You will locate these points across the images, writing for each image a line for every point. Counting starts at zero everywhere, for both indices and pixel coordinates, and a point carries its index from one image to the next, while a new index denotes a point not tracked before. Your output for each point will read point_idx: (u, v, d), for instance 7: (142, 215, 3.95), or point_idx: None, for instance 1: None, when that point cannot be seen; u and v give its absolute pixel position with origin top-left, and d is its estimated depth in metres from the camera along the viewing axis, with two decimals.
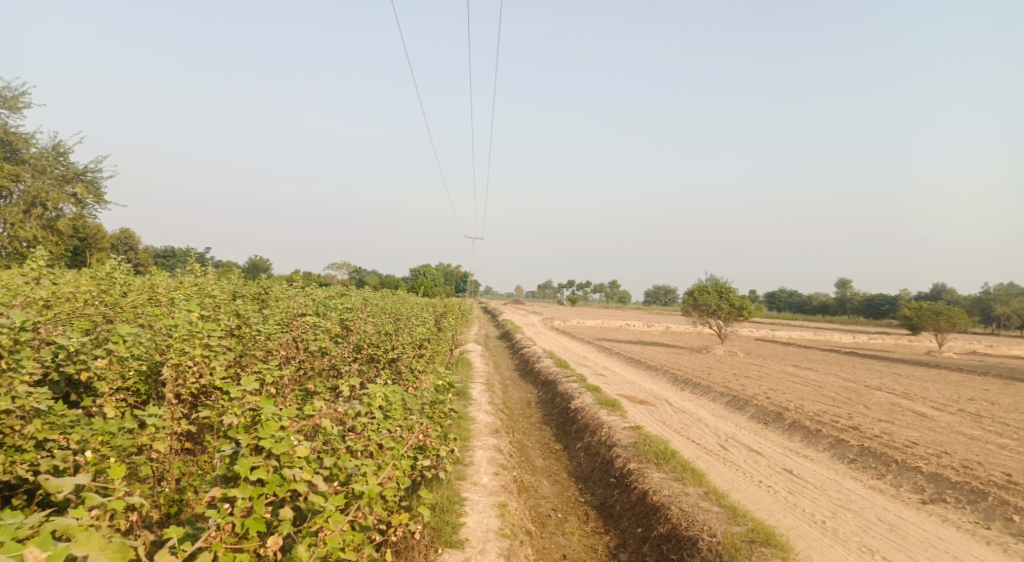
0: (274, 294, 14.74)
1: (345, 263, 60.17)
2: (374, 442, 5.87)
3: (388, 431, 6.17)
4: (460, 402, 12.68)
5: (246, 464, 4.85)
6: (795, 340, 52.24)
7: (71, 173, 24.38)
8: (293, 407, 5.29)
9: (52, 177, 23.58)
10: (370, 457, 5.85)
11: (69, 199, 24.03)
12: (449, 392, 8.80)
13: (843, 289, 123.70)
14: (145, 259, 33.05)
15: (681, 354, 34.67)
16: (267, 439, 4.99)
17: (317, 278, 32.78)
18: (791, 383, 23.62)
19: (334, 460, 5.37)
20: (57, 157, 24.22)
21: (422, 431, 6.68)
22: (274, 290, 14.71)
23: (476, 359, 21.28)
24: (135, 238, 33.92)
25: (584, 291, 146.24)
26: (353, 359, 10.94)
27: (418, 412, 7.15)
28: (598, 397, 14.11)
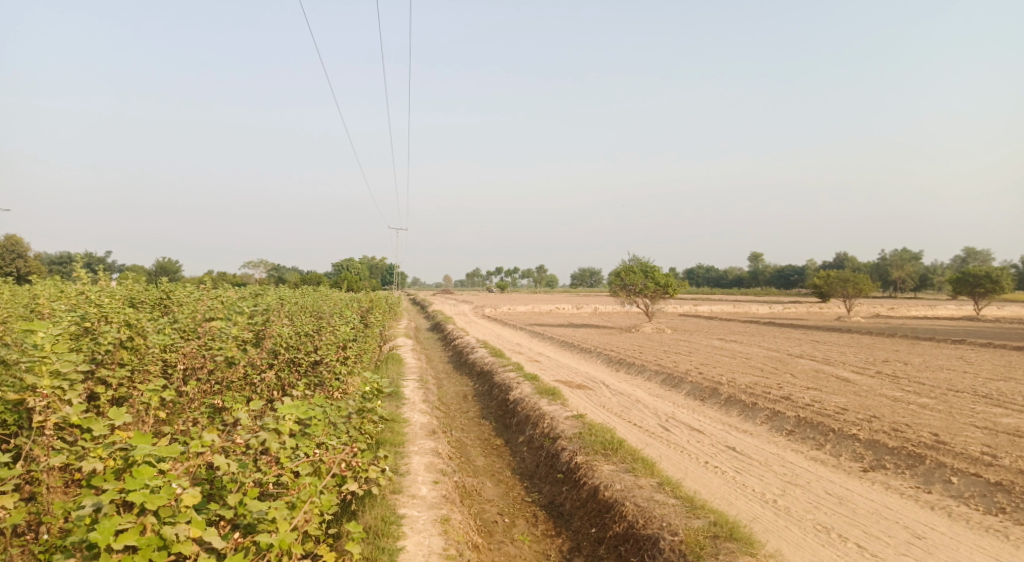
0: (177, 299, 13.42)
1: (263, 261, 57.52)
2: (287, 474, 5.11)
3: (305, 457, 5.42)
4: (391, 403, 11.91)
5: (108, 529, 4.02)
6: (717, 314, 53.90)
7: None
8: (174, 446, 4.49)
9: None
10: (283, 493, 5.10)
11: None
12: (379, 395, 8.02)
13: (757, 261, 129.25)
14: (36, 267, 30.13)
15: (612, 334, 34.91)
16: (139, 492, 4.18)
17: (232, 279, 30.89)
18: (720, 357, 24.02)
19: (234, 504, 4.61)
20: None
21: (348, 452, 5.95)
22: (178, 295, 13.41)
23: (406, 354, 20.44)
24: (23, 245, 30.86)
25: (511, 277, 146.50)
26: (267, 367, 9.97)
27: (343, 427, 6.39)
28: (536, 385, 13.64)
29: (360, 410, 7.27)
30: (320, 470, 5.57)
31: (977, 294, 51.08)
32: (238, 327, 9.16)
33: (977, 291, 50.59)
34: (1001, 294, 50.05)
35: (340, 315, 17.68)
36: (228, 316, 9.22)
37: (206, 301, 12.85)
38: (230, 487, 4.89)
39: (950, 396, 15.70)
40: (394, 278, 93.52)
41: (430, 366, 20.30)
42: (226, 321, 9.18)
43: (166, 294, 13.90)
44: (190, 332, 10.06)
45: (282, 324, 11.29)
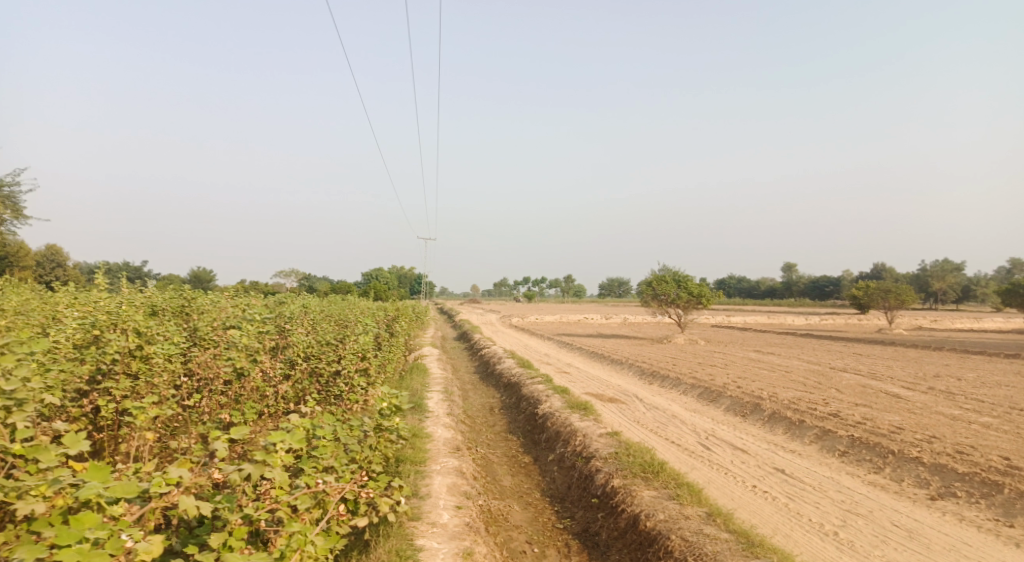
0: (197, 306, 13.05)
1: (295, 271, 57.71)
2: (283, 506, 4.72)
3: (306, 486, 4.98)
4: (414, 416, 11.30)
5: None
6: (751, 325, 52.43)
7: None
8: (128, 487, 4.18)
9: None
10: (275, 530, 4.69)
11: None
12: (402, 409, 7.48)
13: (790, 272, 126.46)
14: (75, 275, 30.36)
15: (644, 345, 33.95)
16: (76, 548, 3.81)
17: (262, 288, 30.73)
18: (759, 370, 22.94)
19: (217, 544, 4.23)
20: None
21: (358, 480, 5.45)
22: (197, 302, 13.04)
23: (432, 364, 19.85)
24: (62, 253, 31.15)
25: (539, 287, 145.59)
26: (281, 379, 9.53)
27: (356, 450, 5.90)
28: (567, 399, 12.90)
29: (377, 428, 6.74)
30: (323, 501, 5.10)
31: None
32: (253, 333, 8.69)
33: None
34: None
35: (364, 324, 17.18)
36: (243, 322, 8.76)
37: (226, 309, 12.45)
38: (215, 525, 4.46)
39: (1014, 415, 14.52)
40: (423, 286, 93.60)
41: (457, 377, 19.65)
42: (240, 327, 8.72)
43: (186, 302, 13.52)
44: (206, 340, 9.63)
45: (301, 334, 10.84)
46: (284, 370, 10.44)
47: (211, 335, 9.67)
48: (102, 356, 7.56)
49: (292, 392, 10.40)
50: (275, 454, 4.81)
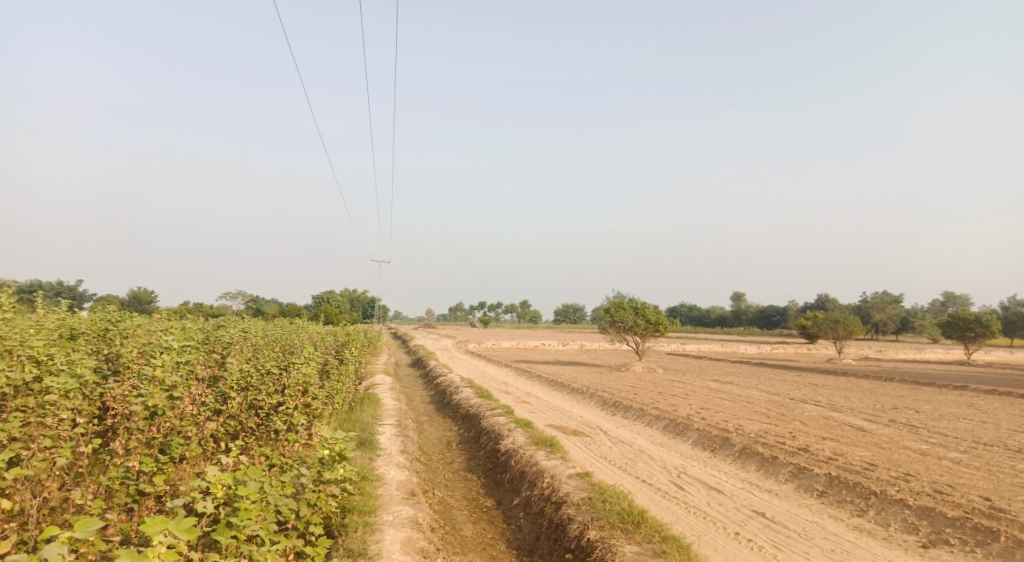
0: (122, 331, 11.80)
1: (242, 293, 55.35)
2: None
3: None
4: (363, 455, 10.25)
5: None
6: (705, 354, 52.57)
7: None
8: None
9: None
10: None
11: None
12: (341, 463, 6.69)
13: (739, 302, 128.93)
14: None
15: (601, 373, 33.35)
16: None
17: (204, 309, 29.06)
18: (720, 401, 22.49)
19: None
20: None
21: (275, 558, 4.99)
22: (123, 328, 11.80)
23: (384, 394, 18.68)
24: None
25: (494, 312, 144.61)
26: (209, 416, 8.47)
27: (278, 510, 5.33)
28: (531, 434, 12.01)
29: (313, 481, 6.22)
30: None
31: (967, 338, 50.16)
32: (182, 356, 7.74)
33: (967, 335, 49.75)
34: (991, 338, 49.24)
35: (311, 351, 15.98)
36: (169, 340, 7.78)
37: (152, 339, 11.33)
38: None
39: (980, 450, 14.32)
40: (376, 310, 91.52)
41: (410, 408, 18.51)
42: (166, 348, 7.72)
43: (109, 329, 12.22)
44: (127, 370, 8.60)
45: (236, 363, 9.87)
46: (215, 406, 9.43)
47: (133, 363, 8.64)
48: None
49: (224, 431, 9.38)
50: (150, 550, 4.32)
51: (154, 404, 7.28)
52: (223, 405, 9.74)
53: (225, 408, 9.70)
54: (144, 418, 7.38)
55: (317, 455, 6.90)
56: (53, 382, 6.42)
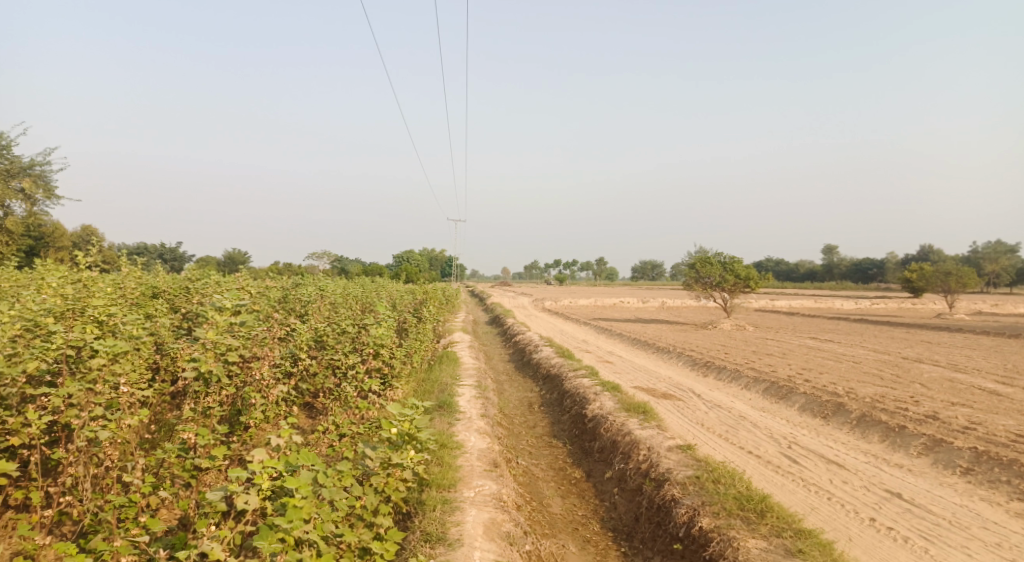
0: (198, 291, 11.66)
1: (327, 254, 56.61)
2: None
3: None
4: (441, 419, 9.56)
5: None
6: (798, 310, 49.66)
7: (17, 169, 25.48)
8: None
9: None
10: None
11: (17, 196, 24.98)
12: (410, 450, 6.16)
13: (831, 255, 121.74)
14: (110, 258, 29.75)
15: (687, 331, 31.85)
16: None
17: (292, 268, 29.69)
18: (823, 361, 20.67)
19: None
20: (1, 153, 25.26)
21: None
22: (199, 288, 11.67)
23: (462, 352, 18.12)
24: (97, 235, 30.65)
25: (571, 270, 143.02)
26: (276, 380, 7.97)
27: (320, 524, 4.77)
28: (621, 398, 10.98)
29: (380, 461, 5.94)
30: None
31: None
32: (241, 313, 7.10)
33: None
34: None
35: (388, 309, 15.52)
36: (225, 292, 7.13)
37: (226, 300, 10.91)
38: None
39: None
40: (454, 269, 92.20)
41: (489, 367, 17.90)
42: (223, 301, 7.09)
43: (187, 289, 12.01)
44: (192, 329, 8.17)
45: (303, 323, 9.29)
46: (284, 368, 8.89)
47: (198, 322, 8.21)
48: (47, 351, 6.00)
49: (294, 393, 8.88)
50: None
51: (212, 368, 6.67)
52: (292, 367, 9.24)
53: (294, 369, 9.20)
54: (202, 382, 6.84)
55: (387, 431, 6.23)
56: (100, 343, 5.87)
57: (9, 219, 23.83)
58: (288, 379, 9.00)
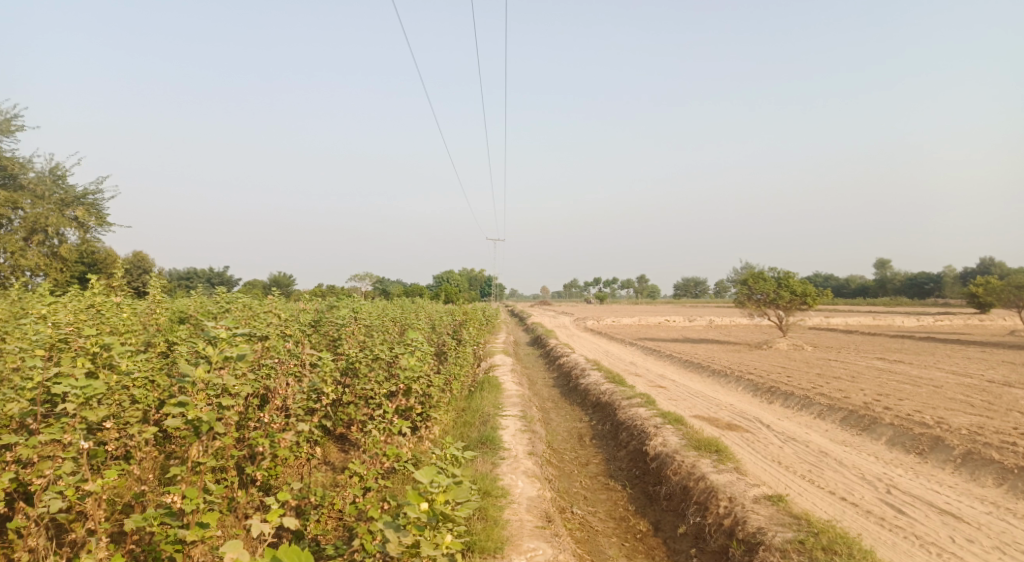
0: (231, 316, 11.03)
1: (370, 275, 56.61)
2: None
3: None
4: (485, 459, 8.43)
5: None
6: (856, 327, 47.02)
7: (71, 197, 25.42)
8: None
9: (52, 203, 24.73)
10: None
11: (70, 224, 25.07)
12: (450, 527, 5.29)
13: (886, 270, 116.89)
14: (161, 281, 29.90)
15: (741, 352, 30.13)
16: None
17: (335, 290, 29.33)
18: (899, 386, 18.85)
19: None
20: (55, 181, 25.48)
21: None
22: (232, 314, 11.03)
23: (505, 377, 17.04)
24: (148, 259, 30.72)
25: (612, 288, 140.81)
26: (282, 423, 7.00)
27: None
28: (687, 434, 9.66)
29: (406, 549, 5.20)
30: None
31: None
32: (242, 346, 6.19)
33: None
34: None
35: (425, 333, 14.63)
36: (221, 321, 6.22)
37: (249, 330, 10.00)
38: None
39: None
40: (493, 289, 91.62)
41: (534, 393, 16.77)
42: (218, 332, 6.19)
43: (217, 313, 11.34)
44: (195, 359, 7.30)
45: (324, 353, 8.36)
46: (305, 403, 7.93)
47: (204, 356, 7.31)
48: (23, 391, 5.18)
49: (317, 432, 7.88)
50: None
51: (206, 411, 5.73)
52: (313, 402, 8.30)
53: (316, 406, 8.25)
54: (192, 430, 5.90)
55: (417, 492, 5.30)
56: (71, 384, 4.99)
57: (63, 247, 23.81)
58: (309, 418, 8.04)
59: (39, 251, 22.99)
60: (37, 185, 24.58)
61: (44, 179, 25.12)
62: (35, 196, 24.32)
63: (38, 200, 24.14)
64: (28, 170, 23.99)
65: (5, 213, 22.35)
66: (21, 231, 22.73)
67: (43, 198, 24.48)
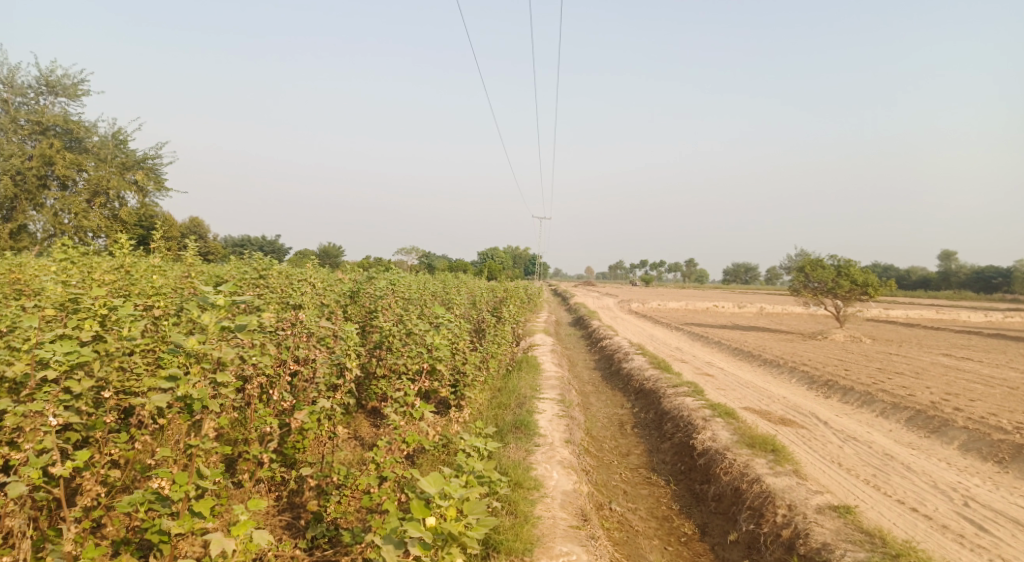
0: (264, 284, 10.72)
1: (416, 249, 56.69)
2: None
3: None
4: (518, 445, 7.88)
5: None
6: (917, 321, 44.80)
7: (132, 161, 25.58)
8: None
9: (114, 166, 25.13)
10: None
11: (130, 187, 25.40)
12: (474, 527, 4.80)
13: (950, 262, 111.38)
14: (215, 247, 30.30)
15: (793, 341, 28.84)
16: None
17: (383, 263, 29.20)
18: (969, 385, 17.53)
19: None
20: (117, 145, 25.89)
21: None
22: (265, 281, 10.72)
23: (545, 357, 16.49)
24: (204, 225, 31.12)
25: (658, 272, 138.33)
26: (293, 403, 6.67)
27: None
28: (740, 430, 8.87)
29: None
30: None
31: None
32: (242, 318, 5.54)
33: None
34: None
35: (463, 309, 14.16)
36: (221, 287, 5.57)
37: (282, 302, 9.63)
38: None
39: None
40: (538, 268, 91.00)
41: (574, 376, 16.18)
42: (216, 302, 5.54)
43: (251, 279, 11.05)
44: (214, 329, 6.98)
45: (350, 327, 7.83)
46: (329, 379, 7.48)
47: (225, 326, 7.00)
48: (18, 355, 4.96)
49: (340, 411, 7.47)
50: None
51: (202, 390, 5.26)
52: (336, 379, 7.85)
53: (340, 382, 7.80)
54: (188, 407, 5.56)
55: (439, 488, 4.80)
56: (51, 351, 4.83)
57: (124, 210, 24.09)
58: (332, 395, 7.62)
59: (101, 214, 23.33)
60: (101, 148, 25.00)
61: (107, 143, 25.33)
62: (98, 159, 24.75)
63: (100, 163, 24.38)
64: (92, 134, 24.38)
65: (70, 175, 22.61)
66: (84, 194, 23.09)
67: (106, 161, 24.72)
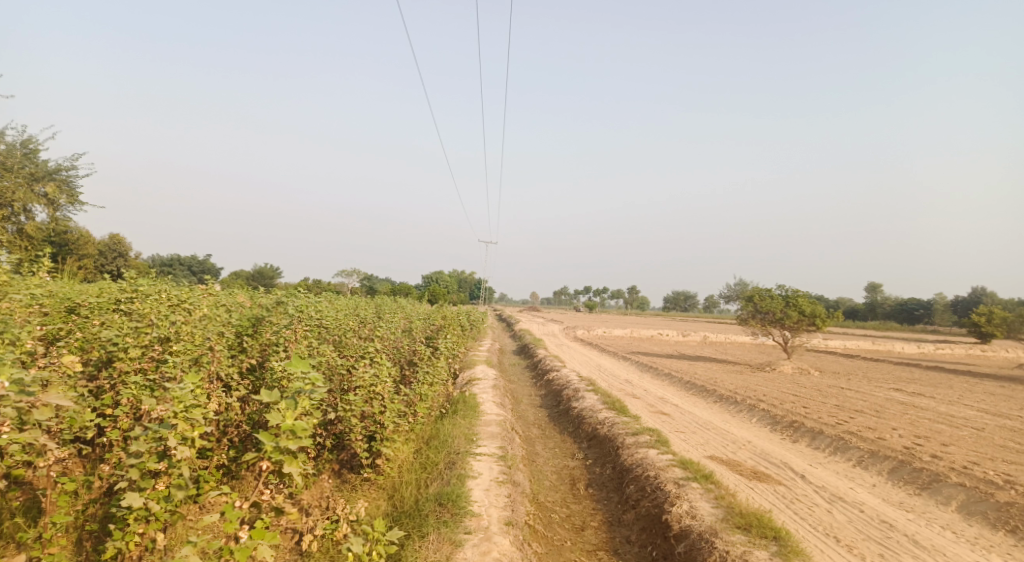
0: (133, 307, 8.19)
1: (357, 271, 53.69)
2: None
3: None
4: (443, 535, 5.92)
5: None
6: (855, 351, 45.11)
7: (41, 171, 22.59)
8: None
9: (20, 176, 21.90)
10: None
11: (39, 200, 22.14)
12: None
13: (876, 293, 115.70)
14: (139, 267, 27.18)
15: (744, 374, 27.83)
16: None
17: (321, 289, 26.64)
18: (935, 426, 16.49)
19: None
20: (26, 154, 22.75)
21: None
22: (134, 305, 8.18)
23: (484, 394, 14.59)
24: (127, 244, 27.86)
25: (601, 298, 138.88)
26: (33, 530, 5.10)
27: None
28: (726, 501, 7.16)
29: None
30: None
31: None
32: None
33: None
34: None
35: (388, 339, 12.11)
36: None
37: (147, 340, 7.65)
38: None
39: None
40: (483, 293, 88.99)
41: (517, 416, 14.32)
42: None
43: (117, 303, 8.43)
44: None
45: (179, 391, 5.69)
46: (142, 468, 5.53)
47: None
48: None
49: (162, 510, 5.70)
50: None
51: None
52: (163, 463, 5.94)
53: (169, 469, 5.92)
54: None
55: None
56: None
57: (31, 224, 20.69)
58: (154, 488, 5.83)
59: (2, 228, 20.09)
60: (7, 157, 21.81)
61: (13, 151, 22.32)
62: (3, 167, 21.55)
63: (5, 171, 21.29)
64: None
65: None
66: None
67: (11, 170, 21.70)
